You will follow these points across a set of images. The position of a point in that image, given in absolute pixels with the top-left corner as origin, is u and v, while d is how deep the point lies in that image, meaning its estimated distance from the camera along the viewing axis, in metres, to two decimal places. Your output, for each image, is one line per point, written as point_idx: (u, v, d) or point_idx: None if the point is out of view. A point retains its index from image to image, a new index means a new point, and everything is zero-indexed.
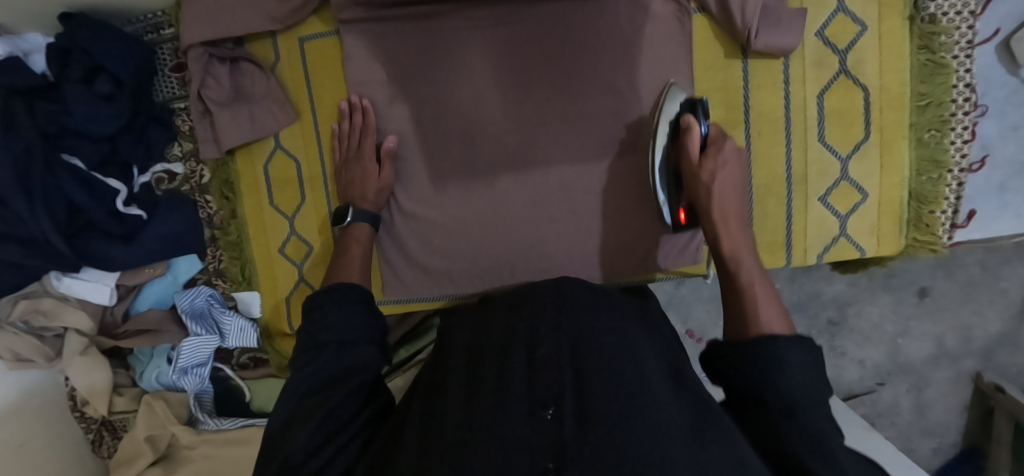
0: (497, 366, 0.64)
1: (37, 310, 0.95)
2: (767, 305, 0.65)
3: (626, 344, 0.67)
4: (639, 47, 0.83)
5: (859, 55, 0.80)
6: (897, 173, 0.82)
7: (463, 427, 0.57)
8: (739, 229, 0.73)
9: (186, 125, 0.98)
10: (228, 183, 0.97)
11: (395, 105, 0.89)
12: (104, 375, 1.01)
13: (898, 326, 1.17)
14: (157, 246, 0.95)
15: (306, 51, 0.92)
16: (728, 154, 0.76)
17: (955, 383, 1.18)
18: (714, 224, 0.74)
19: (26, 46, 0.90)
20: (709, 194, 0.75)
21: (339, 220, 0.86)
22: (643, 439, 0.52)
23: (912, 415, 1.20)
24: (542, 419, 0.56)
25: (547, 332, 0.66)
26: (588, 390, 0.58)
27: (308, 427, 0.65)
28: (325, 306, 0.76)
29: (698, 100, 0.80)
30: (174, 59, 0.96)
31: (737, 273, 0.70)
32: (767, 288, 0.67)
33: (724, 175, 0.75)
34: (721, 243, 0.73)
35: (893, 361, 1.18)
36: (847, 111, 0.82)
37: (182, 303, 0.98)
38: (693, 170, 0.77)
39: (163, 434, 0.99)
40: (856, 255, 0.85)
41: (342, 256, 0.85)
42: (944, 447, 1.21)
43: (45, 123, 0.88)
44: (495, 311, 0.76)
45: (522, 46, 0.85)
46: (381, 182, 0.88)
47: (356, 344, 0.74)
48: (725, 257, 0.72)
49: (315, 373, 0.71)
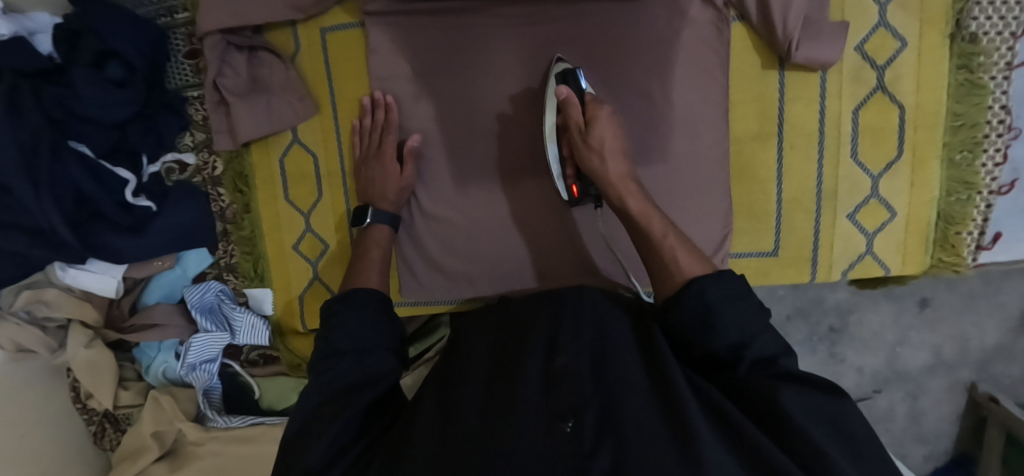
0: (515, 373, 0.63)
1: (40, 301, 0.92)
2: (683, 251, 0.70)
3: (646, 351, 0.67)
4: (675, 52, 0.80)
5: (896, 72, 0.79)
6: (927, 191, 0.82)
7: (480, 438, 0.56)
8: (638, 188, 0.76)
9: (199, 114, 0.95)
10: (242, 176, 0.94)
11: (419, 103, 0.86)
12: (110, 368, 0.97)
13: (898, 335, 1.15)
14: (167, 239, 0.92)
15: (328, 42, 0.88)
16: (603, 121, 0.76)
17: (950, 392, 1.17)
18: (613, 184, 0.75)
19: (32, 25, 0.85)
20: (601, 163, 0.75)
21: (359, 221, 0.85)
22: (672, 450, 0.53)
23: (906, 421, 1.19)
24: (562, 431, 0.55)
25: (569, 341, 0.65)
26: (612, 401, 0.58)
27: (331, 431, 0.63)
28: (343, 312, 0.75)
29: (571, 70, 0.79)
30: (189, 45, 0.92)
31: (649, 228, 0.73)
32: (680, 237, 0.72)
33: (611, 141, 0.76)
34: (630, 205, 0.74)
35: (890, 368, 1.17)
36: (881, 127, 0.81)
37: (192, 297, 0.96)
38: (581, 142, 0.76)
39: (170, 430, 0.97)
40: (880, 273, 0.85)
41: (360, 258, 0.83)
42: (935, 454, 1.21)
43: (52, 108, 0.83)
44: (514, 314, 0.75)
45: (554, 47, 0.83)
46: (403, 181, 0.85)
47: (374, 351, 0.72)
48: (633, 217, 0.74)
49: (336, 379, 0.69)
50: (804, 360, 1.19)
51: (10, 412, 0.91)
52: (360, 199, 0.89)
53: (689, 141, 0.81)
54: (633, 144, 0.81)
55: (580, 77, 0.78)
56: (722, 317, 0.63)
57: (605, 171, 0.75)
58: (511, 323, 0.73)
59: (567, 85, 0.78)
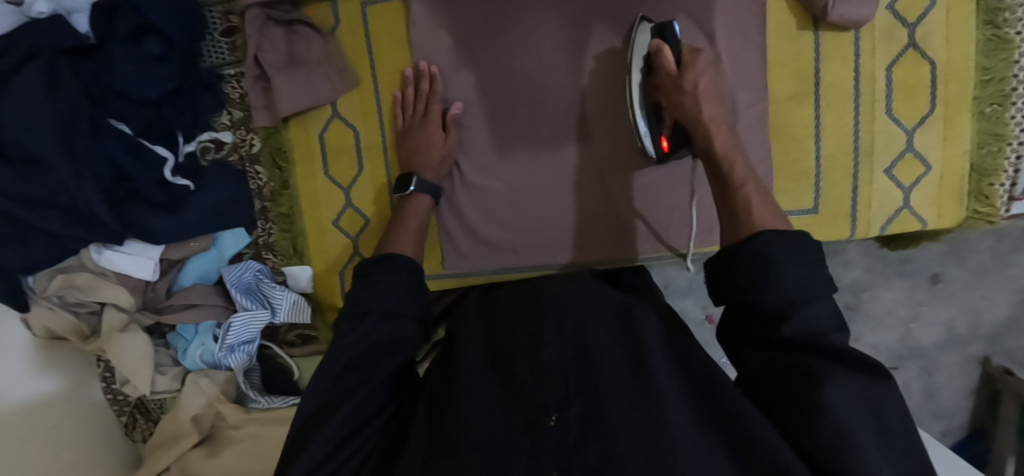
0: (508, 369, 0.63)
1: (73, 285, 0.92)
2: (757, 199, 0.66)
3: (626, 337, 0.64)
4: (714, 15, 0.81)
5: (927, 29, 0.81)
6: (960, 144, 0.84)
7: (475, 435, 0.56)
8: (727, 131, 0.73)
9: (235, 91, 0.93)
10: (280, 151, 0.93)
11: (460, 72, 0.86)
12: (145, 350, 0.95)
13: (910, 311, 1.13)
14: (203, 216, 0.90)
15: (368, 15, 0.88)
16: (698, 68, 0.74)
17: (964, 367, 1.16)
18: (705, 124, 0.72)
19: (68, 3, 0.84)
20: (695, 104, 0.73)
21: (401, 188, 0.84)
22: (655, 451, 0.51)
23: (921, 398, 1.18)
24: (544, 427, 0.53)
25: (552, 338, 0.62)
26: (597, 393, 0.56)
27: (340, 414, 0.59)
28: (376, 275, 0.71)
29: (667, 23, 0.77)
30: (225, 22, 0.91)
31: (730, 171, 0.70)
32: (758, 186, 0.68)
33: (704, 85, 0.74)
34: (715, 144, 0.71)
35: (906, 345, 1.15)
36: (914, 83, 0.83)
37: (229, 276, 0.94)
38: (673, 86, 0.74)
39: (208, 413, 0.96)
40: (918, 227, 0.87)
41: (396, 225, 0.82)
42: (952, 429, 1.19)
43: (90, 84, 0.83)
44: (500, 321, 0.73)
45: (594, 14, 0.83)
46: (447, 149, 0.85)
47: (400, 317, 0.69)
48: (716, 156, 0.71)
49: (352, 347, 0.65)
50: None
51: (44, 395, 0.91)
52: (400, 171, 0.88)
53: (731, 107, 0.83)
54: None
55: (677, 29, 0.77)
56: (781, 270, 0.57)
57: (698, 112, 0.72)
58: (498, 324, 0.72)
59: (664, 38, 0.77)
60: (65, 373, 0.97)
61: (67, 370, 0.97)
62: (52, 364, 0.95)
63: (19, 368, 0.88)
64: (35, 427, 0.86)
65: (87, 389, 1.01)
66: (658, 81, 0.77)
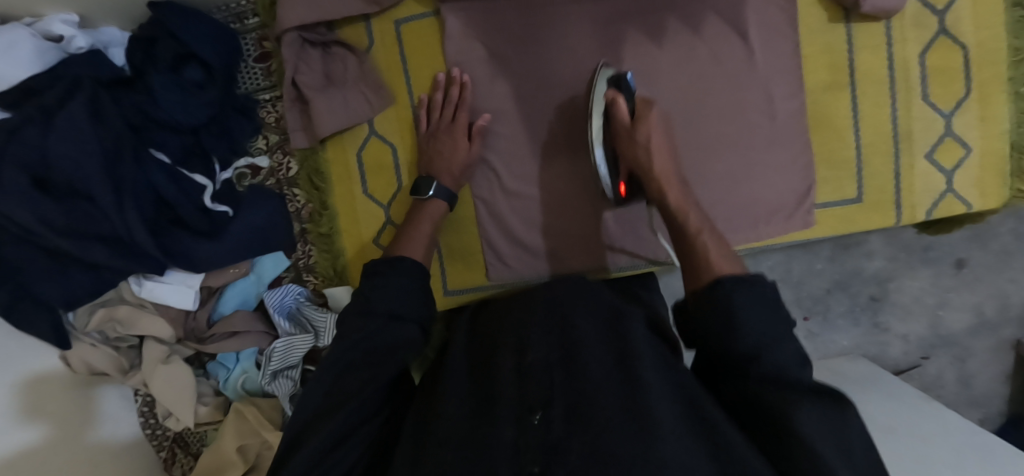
0: (491, 371, 0.60)
1: (113, 319, 0.91)
2: (714, 247, 0.68)
3: (617, 334, 0.59)
4: (745, 12, 0.82)
5: (956, 15, 0.82)
6: (998, 124, 0.84)
7: (451, 443, 0.53)
8: (682, 185, 0.75)
9: (271, 116, 0.94)
10: (318, 172, 0.92)
11: (496, 83, 0.87)
12: (190, 381, 0.94)
13: (938, 298, 1.10)
14: (243, 241, 0.90)
15: (402, 34, 0.89)
16: (653, 120, 0.76)
17: (996, 352, 1.12)
18: (658, 178, 0.75)
19: (104, 38, 0.86)
20: (649, 158, 0.75)
21: (418, 192, 0.83)
22: (639, 446, 0.47)
23: (957, 387, 1.13)
24: (529, 425, 0.51)
25: (538, 337, 0.59)
26: (581, 390, 0.52)
27: (341, 413, 0.59)
28: (387, 276, 0.70)
29: (623, 75, 0.79)
30: (259, 49, 0.92)
31: (686, 222, 0.72)
32: (714, 234, 0.71)
33: (657, 139, 0.76)
34: (671, 200, 0.74)
35: (936, 333, 1.11)
36: (947, 68, 0.84)
37: (270, 299, 0.94)
38: (629, 140, 0.76)
39: (254, 444, 0.92)
40: (962, 210, 0.87)
41: (408, 230, 0.81)
42: (991, 417, 1.14)
43: (130, 112, 0.84)
44: (491, 325, 0.69)
45: (627, 18, 0.83)
46: (471, 157, 0.85)
47: (406, 320, 0.67)
48: (672, 211, 0.74)
49: (361, 343, 0.64)
50: (848, 333, 1.12)
51: (65, 420, 0.85)
52: (420, 174, 0.87)
53: (768, 100, 0.83)
54: (713, 111, 0.83)
55: (631, 81, 0.79)
56: (744, 316, 0.58)
57: (653, 167, 0.75)
58: (488, 327, 0.68)
59: (619, 89, 0.78)
60: (50, 421, 0.82)
61: (52, 418, 0.83)
62: (33, 412, 0.80)
63: (40, 393, 0.83)
64: (54, 452, 0.80)
65: (78, 437, 0.86)
66: (614, 132, 0.78)
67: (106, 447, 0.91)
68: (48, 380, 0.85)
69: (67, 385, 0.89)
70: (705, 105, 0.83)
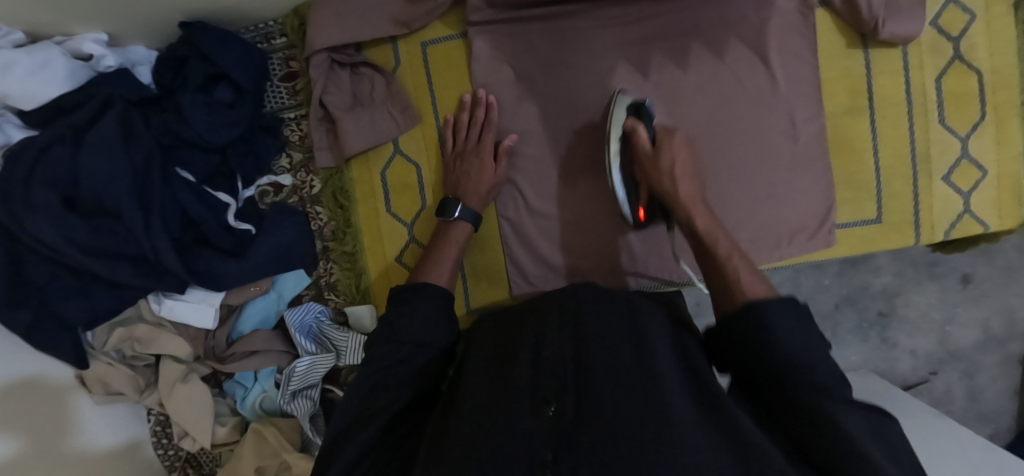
0: (505, 365, 0.58)
1: (132, 338, 0.89)
2: (746, 271, 0.66)
3: (633, 332, 0.59)
4: (768, 37, 0.83)
5: (971, 41, 0.85)
6: (1012, 147, 0.86)
7: (466, 436, 0.51)
8: (707, 209, 0.75)
9: (295, 134, 0.94)
10: (342, 191, 0.93)
11: (523, 104, 0.88)
12: (207, 400, 0.93)
13: (945, 314, 1.10)
14: (265, 261, 0.89)
15: (428, 55, 0.90)
16: (674, 148, 0.78)
17: (1004, 368, 1.11)
18: (684, 204, 0.75)
19: (132, 57, 0.86)
20: (673, 184, 0.76)
21: (444, 213, 0.83)
22: (655, 436, 0.46)
23: (966, 402, 1.12)
24: (544, 416, 0.50)
25: (553, 334, 0.58)
26: (593, 383, 0.52)
27: (362, 434, 0.58)
28: (413, 305, 0.68)
29: (642, 104, 0.81)
30: (286, 68, 0.93)
31: (716, 247, 0.70)
32: (745, 258, 0.68)
33: (681, 165, 0.77)
34: (699, 223, 0.73)
35: (944, 348, 1.11)
36: (963, 93, 0.86)
37: (291, 319, 0.93)
38: (651, 166, 0.77)
39: (273, 465, 0.91)
40: (980, 230, 0.88)
41: (434, 251, 0.81)
42: (1000, 433, 1.12)
43: (160, 133, 0.84)
44: (505, 321, 0.67)
45: (652, 41, 0.85)
46: (497, 178, 0.86)
47: (432, 351, 0.67)
48: (700, 234, 0.72)
49: (386, 367, 0.64)
50: (856, 348, 1.12)
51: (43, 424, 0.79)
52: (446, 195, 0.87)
53: (790, 123, 0.85)
54: (737, 132, 0.85)
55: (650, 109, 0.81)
56: (781, 336, 0.55)
57: (676, 191, 0.75)
58: (502, 325, 0.67)
59: (639, 116, 0.81)
60: (27, 430, 0.76)
61: (25, 426, 0.76)
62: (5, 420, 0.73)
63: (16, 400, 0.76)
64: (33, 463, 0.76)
65: (51, 448, 0.79)
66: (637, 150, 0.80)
67: (85, 461, 0.84)
68: (21, 387, 0.78)
69: (43, 386, 0.82)
70: (729, 128, 0.85)
